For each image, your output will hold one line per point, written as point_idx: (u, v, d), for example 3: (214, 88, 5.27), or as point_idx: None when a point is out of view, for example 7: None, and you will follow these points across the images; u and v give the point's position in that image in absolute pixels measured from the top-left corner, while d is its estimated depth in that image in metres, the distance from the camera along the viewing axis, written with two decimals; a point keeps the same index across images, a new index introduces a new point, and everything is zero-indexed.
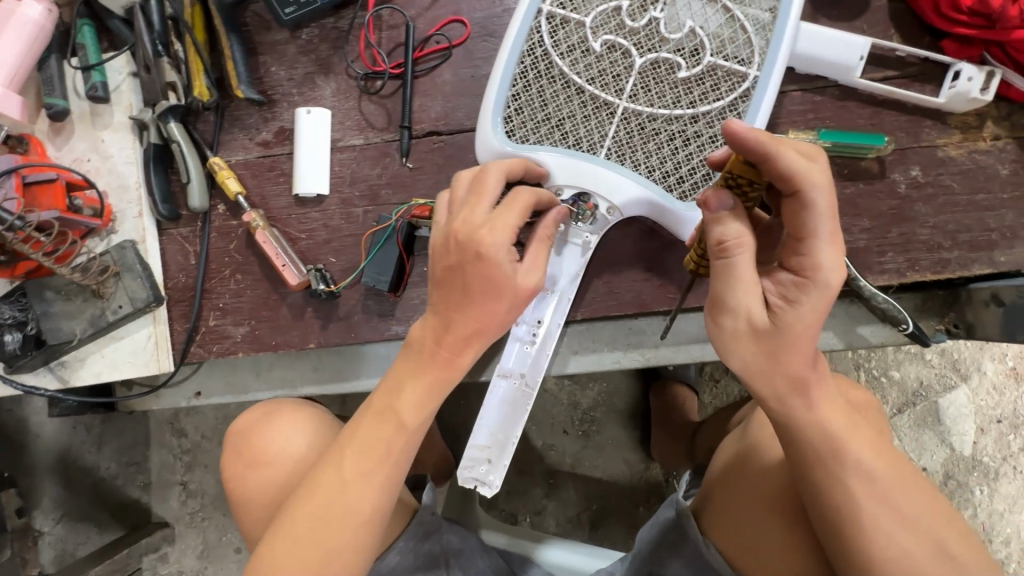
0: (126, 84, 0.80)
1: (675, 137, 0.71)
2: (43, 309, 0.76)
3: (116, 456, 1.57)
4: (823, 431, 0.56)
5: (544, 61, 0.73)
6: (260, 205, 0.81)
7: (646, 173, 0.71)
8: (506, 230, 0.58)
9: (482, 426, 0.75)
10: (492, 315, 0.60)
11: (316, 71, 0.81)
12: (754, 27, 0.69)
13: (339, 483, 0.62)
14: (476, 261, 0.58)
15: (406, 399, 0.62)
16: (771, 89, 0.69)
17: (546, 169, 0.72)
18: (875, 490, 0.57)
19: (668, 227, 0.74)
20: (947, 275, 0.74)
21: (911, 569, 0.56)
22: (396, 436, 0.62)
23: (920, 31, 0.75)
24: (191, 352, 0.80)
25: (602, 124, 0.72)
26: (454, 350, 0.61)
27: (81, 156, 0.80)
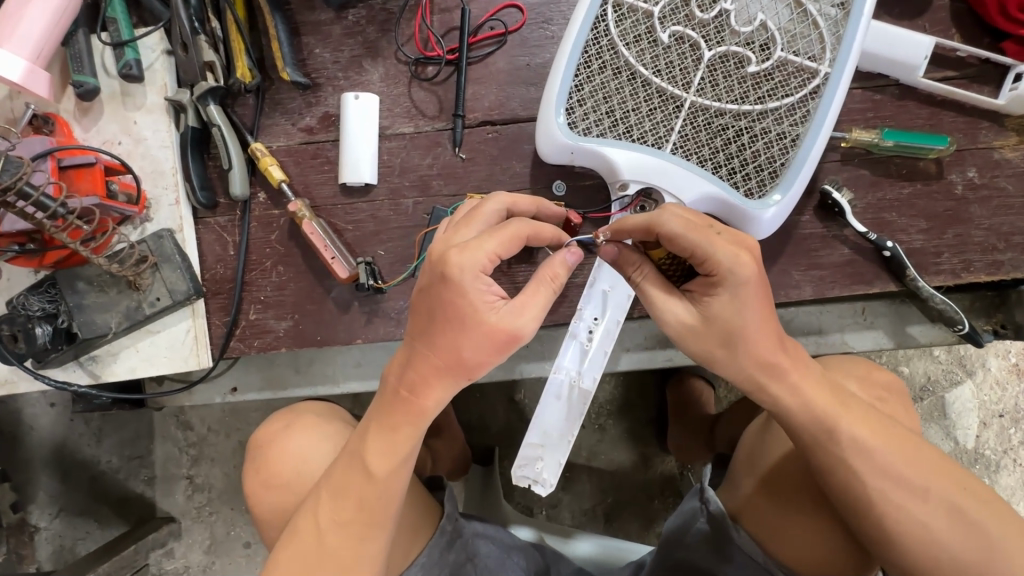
0: (160, 63, 0.75)
1: (742, 133, 0.69)
2: (76, 301, 0.72)
3: (119, 449, 1.52)
4: (803, 401, 0.58)
5: (609, 52, 0.70)
6: (304, 194, 0.78)
7: (712, 169, 0.70)
8: (477, 252, 0.54)
9: (538, 424, 0.73)
10: (458, 350, 0.55)
11: (363, 54, 0.78)
12: (826, 23, 0.68)
13: (316, 529, 0.61)
14: (439, 285, 0.54)
15: (371, 444, 0.60)
16: (842, 86, 0.68)
17: (612, 162, 0.70)
18: (861, 447, 0.57)
19: (735, 224, 0.72)
20: (1000, 276, 0.75)
21: (925, 534, 0.56)
22: (365, 488, 0.60)
23: (981, 32, 0.75)
24: (230, 347, 0.77)
25: (668, 118, 0.70)
26: (414, 388, 0.58)
27: (111, 139, 0.76)
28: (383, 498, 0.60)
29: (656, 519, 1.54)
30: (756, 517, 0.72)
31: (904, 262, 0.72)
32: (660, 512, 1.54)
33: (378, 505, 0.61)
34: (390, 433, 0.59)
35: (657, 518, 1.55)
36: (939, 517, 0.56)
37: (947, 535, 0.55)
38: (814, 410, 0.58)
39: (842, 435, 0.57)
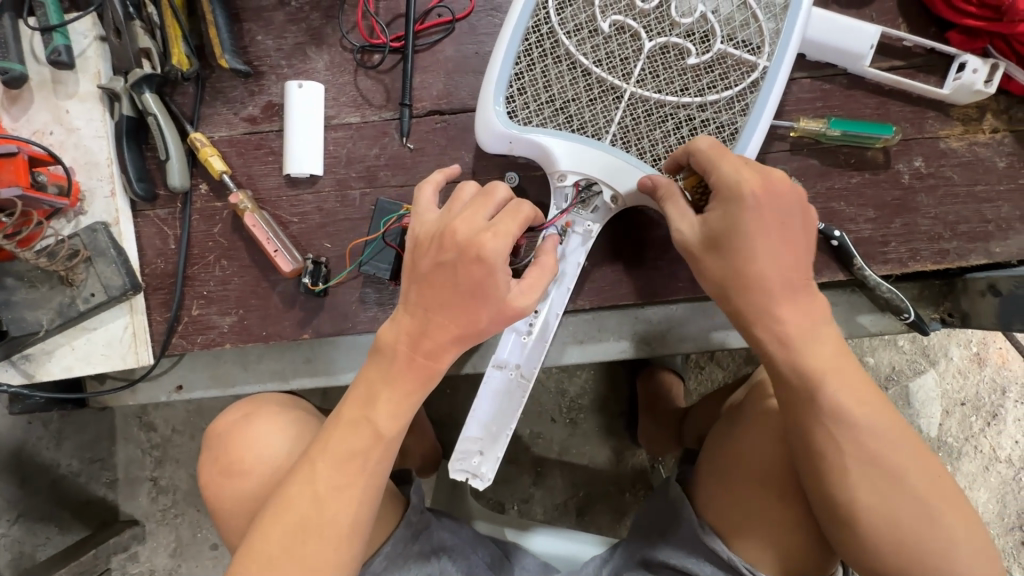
0: (93, 49, 0.73)
1: (682, 125, 0.69)
2: (4, 297, 0.69)
3: (79, 452, 1.48)
4: (792, 355, 0.57)
5: (550, 40, 0.69)
6: (247, 185, 0.75)
7: (652, 161, 0.69)
8: (506, 237, 0.57)
9: (475, 416, 0.71)
10: (471, 322, 0.58)
11: (307, 42, 0.76)
12: (766, 15, 0.67)
13: (311, 495, 0.59)
14: (472, 264, 0.56)
15: (383, 404, 0.60)
16: (780, 80, 0.68)
17: (550, 153, 0.69)
18: (852, 422, 0.56)
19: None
20: (946, 265, 0.75)
21: (891, 520, 0.55)
22: (373, 448, 0.60)
23: (927, 22, 0.76)
24: (172, 344, 0.75)
25: (608, 109, 0.69)
26: (430, 353, 0.60)
27: (41, 128, 0.73)
28: (382, 464, 0.61)
29: (627, 512, 1.54)
30: (712, 503, 0.72)
31: (852, 251, 0.73)
32: (631, 505, 1.54)
33: (379, 469, 0.61)
34: (402, 391, 0.60)
35: (629, 512, 1.55)
36: (906, 505, 0.55)
37: (910, 524, 0.55)
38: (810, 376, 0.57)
39: (832, 408, 0.56)
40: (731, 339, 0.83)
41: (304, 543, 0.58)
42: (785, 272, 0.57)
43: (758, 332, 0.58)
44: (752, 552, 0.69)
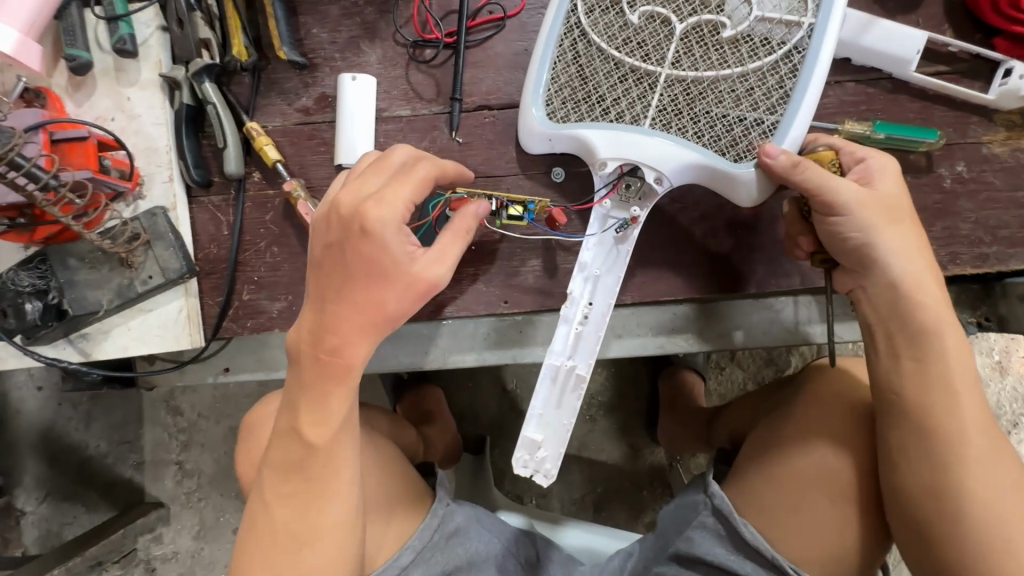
0: (155, 39, 0.75)
1: (725, 98, 0.68)
2: (67, 277, 0.72)
3: (107, 434, 1.51)
4: (928, 345, 0.60)
5: (582, 42, 0.70)
6: (299, 174, 0.77)
7: (695, 140, 0.68)
8: (394, 203, 0.55)
9: (537, 416, 0.70)
10: (378, 304, 0.56)
11: (361, 35, 0.78)
12: None
13: (264, 510, 0.59)
14: (360, 240, 0.54)
15: (303, 412, 0.58)
16: (827, 38, 0.66)
17: (590, 144, 0.69)
18: (979, 414, 0.59)
19: (724, 192, 0.70)
20: (985, 269, 0.76)
21: (1002, 525, 0.56)
22: (307, 457, 0.58)
23: (973, 28, 0.76)
24: (223, 327, 0.77)
25: (644, 94, 0.69)
26: (334, 348, 0.56)
27: (103, 114, 0.75)
28: (332, 468, 0.59)
29: (644, 510, 1.55)
30: (763, 497, 0.72)
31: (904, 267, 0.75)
32: (649, 503, 1.55)
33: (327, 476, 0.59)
34: (320, 394, 0.57)
35: (646, 509, 1.56)
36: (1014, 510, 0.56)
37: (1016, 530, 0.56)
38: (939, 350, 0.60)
39: (969, 404, 0.59)
40: (765, 337, 0.85)
41: (295, 540, 0.57)
42: (925, 274, 0.61)
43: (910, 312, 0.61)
44: (795, 548, 0.69)
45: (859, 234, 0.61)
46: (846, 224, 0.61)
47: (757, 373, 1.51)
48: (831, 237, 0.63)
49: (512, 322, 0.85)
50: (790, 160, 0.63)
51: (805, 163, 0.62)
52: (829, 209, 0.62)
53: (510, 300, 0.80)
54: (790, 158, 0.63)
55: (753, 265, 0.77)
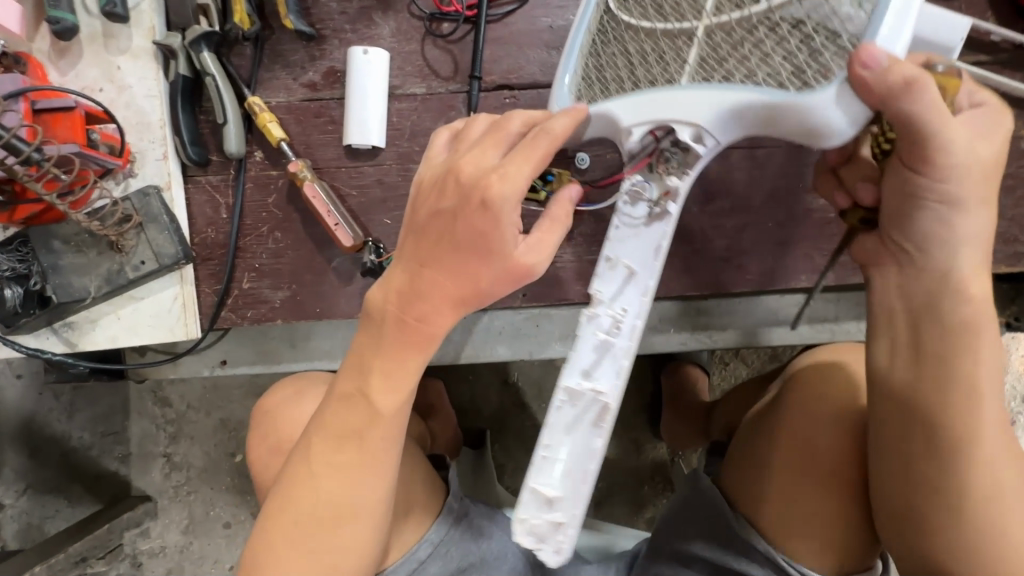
0: (148, 2, 0.68)
1: (788, 29, 0.50)
2: (50, 261, 0.66)
3: (91, 425, 1.45)
4: (948, 325, 0.52)
5: (612, 23, 0.59)
6: (305, 154, 0.72)
7: (752, 84, 0.51)
8: (518, 179, 0.48)
9: (552, 461, 0.50)
10: (470, 280, 0.51)
11: (373, 6, 0.72)
12: None
13: (309, 481, 0.55)
14: (476, 210, 0.49)
15: (373, 382, 0.54)
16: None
17: (609, 117, 0.55)
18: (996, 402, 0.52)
19: (803, 136, 0.52)
20: (1019, 268, 0.74)
21: (1003, 521, 0.51)
22: (366, 425, 0.54)
23: (1016, 17, 0.73)
24: (221, 317, 0.72)
25: (679, 53, 0.54)
26: (422, 317, 0.52)
27: (90, 84, 0.69)
28: (385, 441, 0.55)
29: (645, 505, 1.53)
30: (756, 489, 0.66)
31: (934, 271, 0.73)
32: (650, 498, 1.53)
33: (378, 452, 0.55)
34: (398, 365, 0.53)
35: (647, 504, 1.55)
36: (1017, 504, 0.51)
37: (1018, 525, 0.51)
38: (958, 330, 0.52)
39: (998, 405, 0.51)
40: (790, 334, 0.82)
41: (322, 516, 0.55)
42: (968, 251, 0.52)
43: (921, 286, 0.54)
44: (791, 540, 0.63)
45: (940, 201, 0.51)
46: (939, 190, 0.50)
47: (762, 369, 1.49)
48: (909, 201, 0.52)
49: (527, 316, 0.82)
50: (901, 75, 0.46)
51: (926, 83, 0.46)
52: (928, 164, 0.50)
53: (528, 292, 0.77)
54: (900, 73, 0.46)
55: (784, 260, 0.74)
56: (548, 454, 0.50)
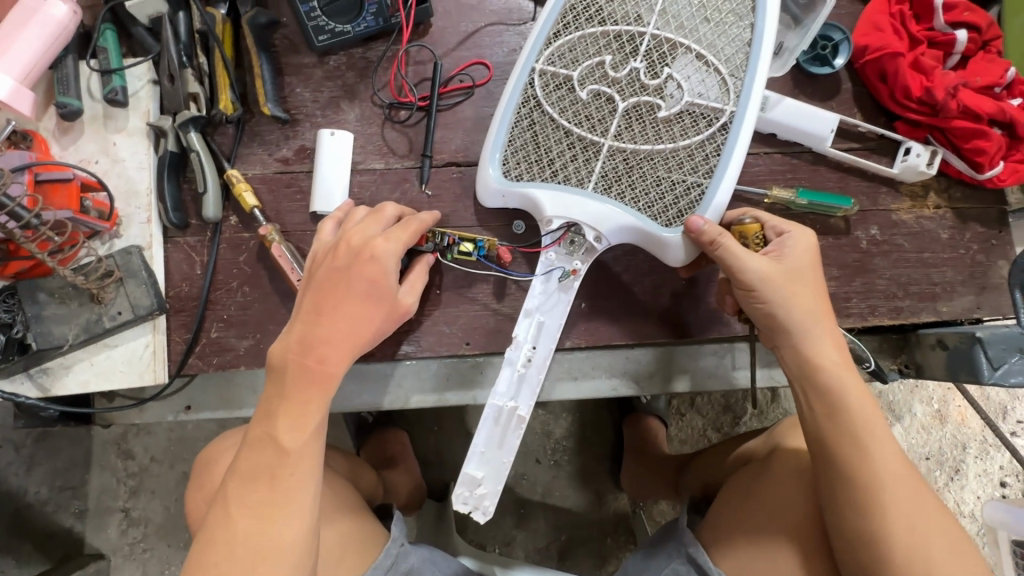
0: (146, 91, 0.80)
1: (660, 169, 0.74)
2: (34, 311, 0.73)
3: (49, 479, 1.45)
4: (837, 392, 0.66)
5: (537, 110, 0.76)
6: (274, 220, 0.82)
7: (632, 203, 0.74)
8: (396, 242, 0.68)
9: (478, 452, 0.72)
10: (363, 327, 0.66)
11: (341, 96, 0.85)
12: (728, 70, 0.73)
13: (227, 522, 0.61)
14: (364, 263, 0.66)
15: (281, 421, 0.63)
16: (748, 120, 0.73)
17: (536, 202, 0.75)
18: (887, 448, 0.64)
19: (658, 253, 0.76)
20: (900, 321, 0.85)
21: (916, 542, 0.61)
22: (276, 463, 0.62)
23: (878, 112, 0.87)
24: (188, 364, 0.78)
25: (589, 161, 0.74)
26: (320, 356, 0.64)
27: (87, 157, 0.79)
28: (299, 476, 0.63)
29: (608, 557, 1.56)
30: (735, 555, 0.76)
31: None
32: (613, 550, 1.56)
33: (291, 486, 0.62)
34: (300, 402, 0.64)
35: (609, 557, 1.57)
36: (925, 528, 0.62)
37: (928, 545, 0.61)
38: (842, 391, 0.66)
39: (878, 443, 0.65)
40: (712, 381, 0.90)
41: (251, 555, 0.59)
42: (826, 329, 0.69)
43: (820, 362, 0.67)
44: None
45: (761, 302, 0.69)
46: (760, 296, 0.69)
47: (716, 420, 1.56)
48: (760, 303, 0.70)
49: (472, 362, 0.89)
50: (709, 236, 0.70)
51: (724, 239, 0.70)
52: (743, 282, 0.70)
53: (472, 342, 0.82)
54: (710, 232, 0.70)
55: (697, 314, 0.83)
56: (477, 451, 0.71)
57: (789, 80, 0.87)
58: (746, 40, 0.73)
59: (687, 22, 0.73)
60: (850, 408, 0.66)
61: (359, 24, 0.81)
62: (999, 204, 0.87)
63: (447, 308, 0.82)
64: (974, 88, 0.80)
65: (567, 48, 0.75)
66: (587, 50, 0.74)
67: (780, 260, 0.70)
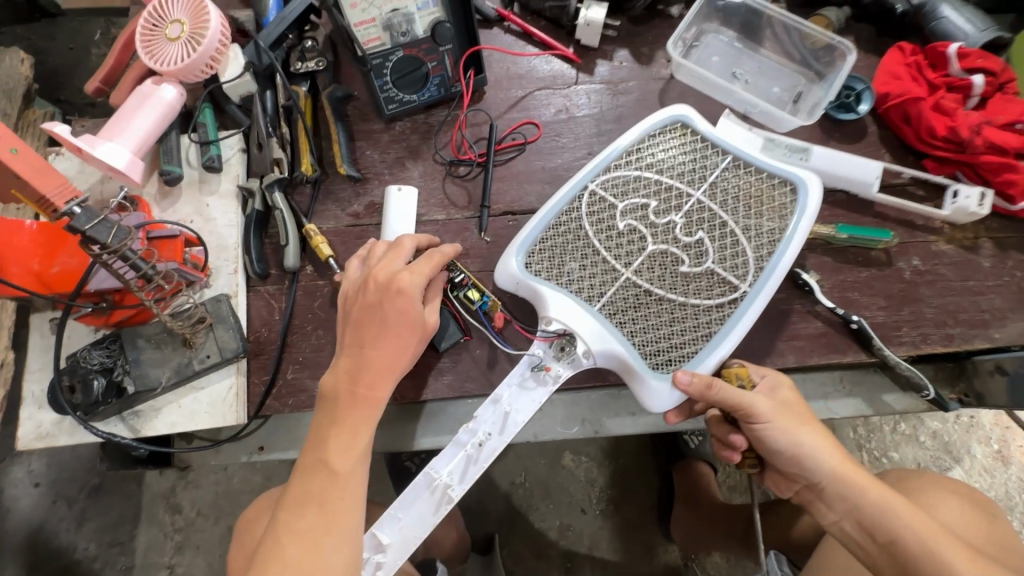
0: (237, 158, 0.90)
1: (664, 316, 0.79)
2: (134, 356, 0.79)
3: (97, 536, 1.53)
4: (876, 509, 0.69)
5: (575, 223, 0.83)
6: (346, 268, 0.89)
7: (632, 340, 0.79)
8: (419, 275, 0.72)
9: (394, 519, 0.76)
10: (397, 352, 0.69)
11: (406, 156, 0.94)
12: (754, 244, 0.80)
13: (275, 551, 0.62)
14: (393, 296, 0.70)
15: (333, 443, 0.66)
16: (758, 303, 0.78)
17: (544, 298, 0.80)
18: (948, 547, 0.66)
19: (634, 389, 0.79)
20: (954, 348, 0.86)
21: None
22: (328, 485, 0.64)
23: (906, 151, 0.93)
24: (266, 405, 0.83)
25: (604, 284, 0.80)
26: (368, 384, 0.68)
27: (184, 217, 0.88)
28: (348, 500, 0.65)
29: None
30: None
31: (884, 348, 0.83)
32: None
33: (339, 510, 0.64)
34: (350, 427, 0.67)
35: None
36: None
37: None
38: (882, 507, 0.69)
39: (937, 543, 0.67)
40: None
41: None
42: (839, 448, 0.73)
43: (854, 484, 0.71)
44: None
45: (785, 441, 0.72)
46: (772, 432, 0.72)
47: None
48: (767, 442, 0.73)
49: None
50: (704, 383, 0.72)
51: (718, 384, 0.72)
52: (750, 419, 0.73)
53: None
54: (703, 380, 0.72)
55: (750, 346, 0.86)
56: (392, 514, 0.75)
57: (818, 126, 0.94)
58: (779, 233, 0.80)
59: (731, 202, 0.82)
60: (896, 521, 0.69)
61: (423, 93, 0.90)
62: None
63: (506, 346, 0.86)
64: (998, 125, 0.85)
65: (623, 181, 0.84)
66: (639, 188, 0.83)
67: (773, 396, 0.74)
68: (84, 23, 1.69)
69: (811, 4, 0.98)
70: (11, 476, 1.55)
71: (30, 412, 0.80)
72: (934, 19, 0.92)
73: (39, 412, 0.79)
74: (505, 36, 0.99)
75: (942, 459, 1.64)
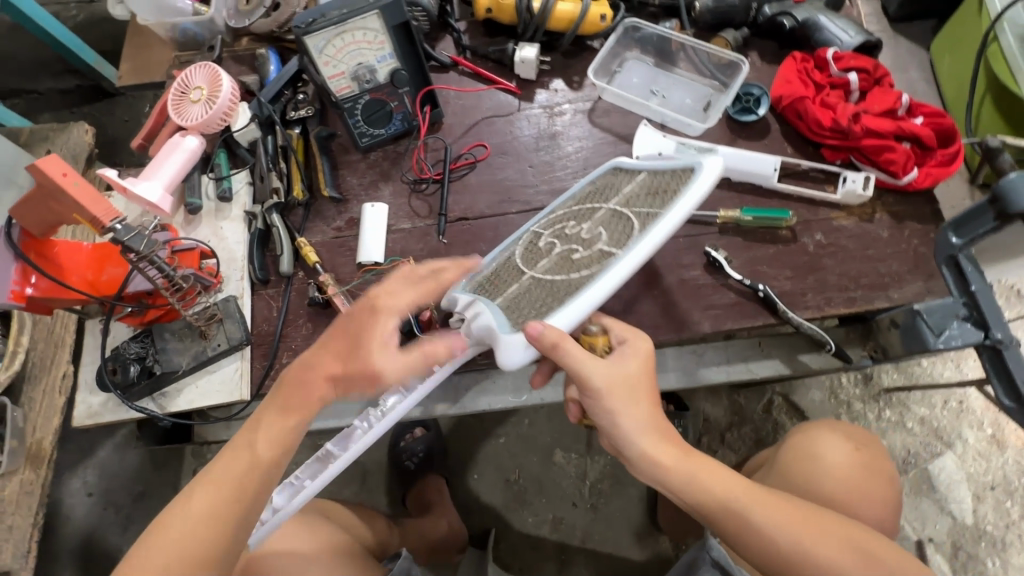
0: (244, 189, 1.13)
1: (551, 295, 0.82)
2: (161, 346, 0.99)
3: (140, 537, 1.73)
4: (693, 474, 0.79)
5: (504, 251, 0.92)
6: (331, 272, 1.08)
7: (513, 314, 0.81)
8: (398, 296, 0.78)
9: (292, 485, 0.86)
10: (376, 368, 0.73)
11: (379, 179, 1.14)
12: (639, 224, 0.85)
13: (202, 507, 0.74)
14: (370, 314, 0.76)
15: (270, 411, 0.77)
16: (628, 263, 0.81)
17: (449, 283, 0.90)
18: (757, 496, 0.78)
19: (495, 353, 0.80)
20: (857, 309, 0.96)
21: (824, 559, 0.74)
22: (253, 446, 0.76)
23: (806, 143, 1.06)
24: (266, 385, 1.01)
25: (509, 284, 0.86)
26: (307, 380, 0.76)
27: (203, 238, 1.09)
28: (268, 461, 0.76)
29: None
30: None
31: (786, 309, 0.95)
32: None
33: (262, 467, 0.75)
34: (285, 406, 0.76)
35: None
36: (820, 545, 0.75)
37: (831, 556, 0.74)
38: (700, 471, 0.79)
39: (746, 497, 0.78)
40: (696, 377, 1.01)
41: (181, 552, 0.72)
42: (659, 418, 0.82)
43: (672, 452, 0.80)
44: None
45: (610, 411, 0.79)
46: (600, 402, 0.79)
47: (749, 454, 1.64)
48: (598, 409, 0.80)
49: (487, 375, 1.05)
50: (547, 341, 0.75)
51: (563, 344, 0.76)
52: (584, 386, 0.79)
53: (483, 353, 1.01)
54: (548, 337, 0.75)
55: (671, 317, 0.98)
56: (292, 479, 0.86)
57: (726, 128, 1.08)
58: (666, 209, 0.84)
59: (638, 201, 0.88)
60: (711, 482, 0.79)
61: (390, 127, 1.11)
62: (931, 204, 1.00)
63: None
64: (875, 113, 1.00)
65: (558, 218, 0.93)
66: (563, 215, 0.93)
67: (614, 367, 0.80)
68: (136, 100, 2.04)
69: (715, 28, 1.14)
70: (69, 486, 1.77)
71: (83, 395, 1.00)
72: (817, 30, 1.08)
73: (90, 395, 1.00)
74: (458, 77, 1.20)
75: (934, 445, 1.63)
